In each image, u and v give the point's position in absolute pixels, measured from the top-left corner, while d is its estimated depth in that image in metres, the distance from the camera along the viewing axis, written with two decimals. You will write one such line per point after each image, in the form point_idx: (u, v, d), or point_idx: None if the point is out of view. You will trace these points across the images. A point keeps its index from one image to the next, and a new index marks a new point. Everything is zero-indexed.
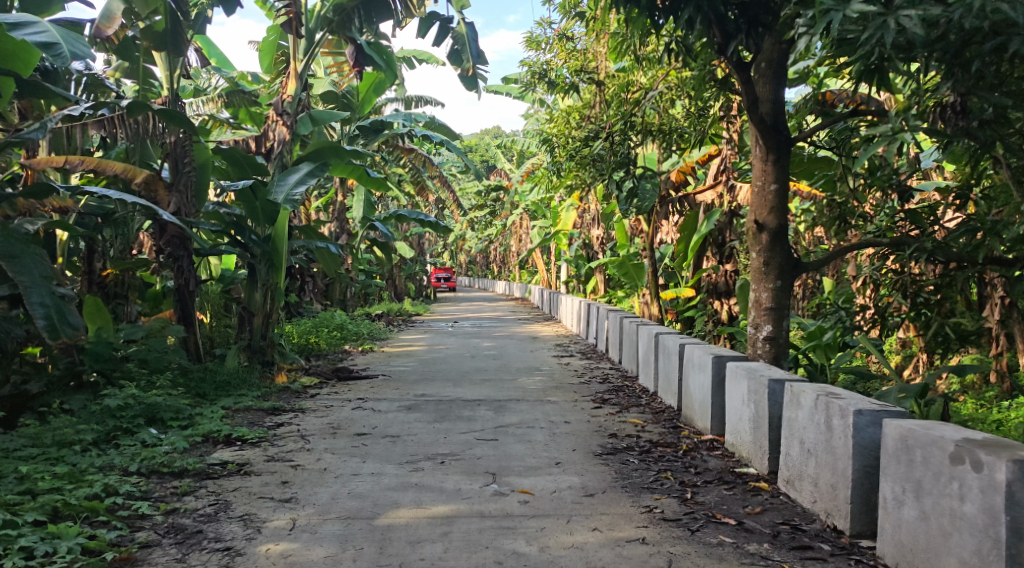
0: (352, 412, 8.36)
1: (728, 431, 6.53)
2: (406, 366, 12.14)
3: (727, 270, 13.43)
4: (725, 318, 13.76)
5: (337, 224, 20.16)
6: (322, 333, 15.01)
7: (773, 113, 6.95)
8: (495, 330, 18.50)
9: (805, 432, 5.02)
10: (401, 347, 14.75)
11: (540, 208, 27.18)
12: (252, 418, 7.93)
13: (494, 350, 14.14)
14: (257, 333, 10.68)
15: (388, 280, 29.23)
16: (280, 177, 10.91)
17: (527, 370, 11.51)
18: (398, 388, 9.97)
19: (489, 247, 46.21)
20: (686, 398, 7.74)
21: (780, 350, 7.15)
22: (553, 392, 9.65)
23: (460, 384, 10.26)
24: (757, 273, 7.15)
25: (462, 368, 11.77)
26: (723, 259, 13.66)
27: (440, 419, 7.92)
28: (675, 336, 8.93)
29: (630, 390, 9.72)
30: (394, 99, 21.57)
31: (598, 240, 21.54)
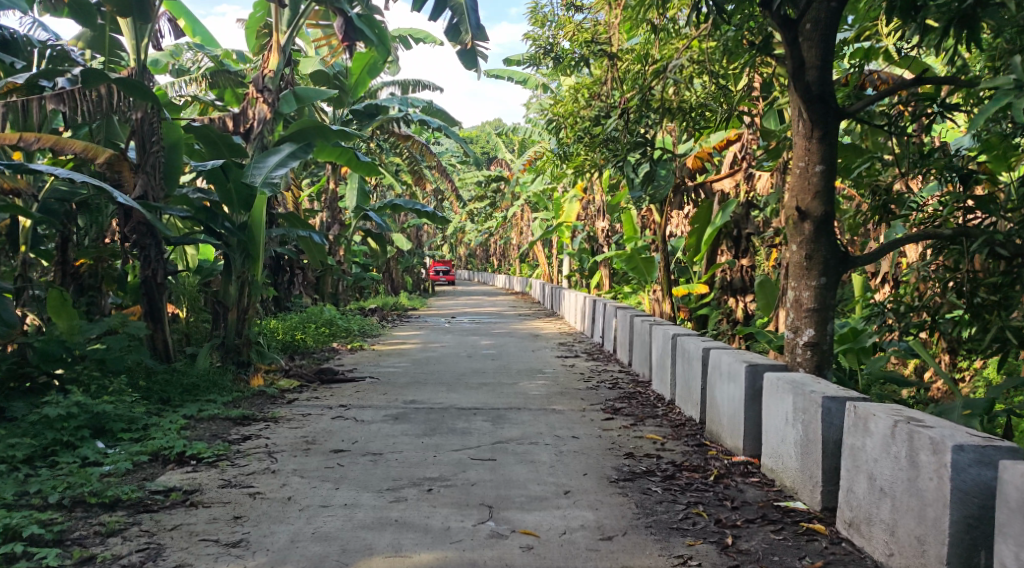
0: (331, 423, 7.40)
1: (766, 453, 5.57)
2: (397, 367, 11.15)
3: (744, 265, 12.64)
4: (740, 317, 12.89)
5: (330, 214, 19.18)
6: (310, 330, 14.05)
7: (820, 82, 5.96)
8: (494, 327, 17.51)
9: (876, 466, 4.08)
10: (393, 346, 13.77)
11: (542, 198, 26.19)
12: (216, 430, 6.97)
13: (493, 349, 13.17)
14: (232, 330, 9.70)
15: (384, 273, 28.26)
16: (259, 158, 9.94)
17: (529, 372, 10.54)
18: (386, 393, 9.00)
19: (490, 239, 45.19)
20: (711, 411, 6.78)
21: (824, 358, 6.15)
22: (557, 399, 8.69)
23: (455, 388, 9.30)
24: (797, 268, 6.15)
25: (459, 369, 10.81)
26: (739, 254, 12.86)
27: (430, 433, 6.95)
28: (697, 338, 7.96)
29: (643, 398, 8.75)
30: (391, 84, 20.58)
31: (603, 232, 20.56)
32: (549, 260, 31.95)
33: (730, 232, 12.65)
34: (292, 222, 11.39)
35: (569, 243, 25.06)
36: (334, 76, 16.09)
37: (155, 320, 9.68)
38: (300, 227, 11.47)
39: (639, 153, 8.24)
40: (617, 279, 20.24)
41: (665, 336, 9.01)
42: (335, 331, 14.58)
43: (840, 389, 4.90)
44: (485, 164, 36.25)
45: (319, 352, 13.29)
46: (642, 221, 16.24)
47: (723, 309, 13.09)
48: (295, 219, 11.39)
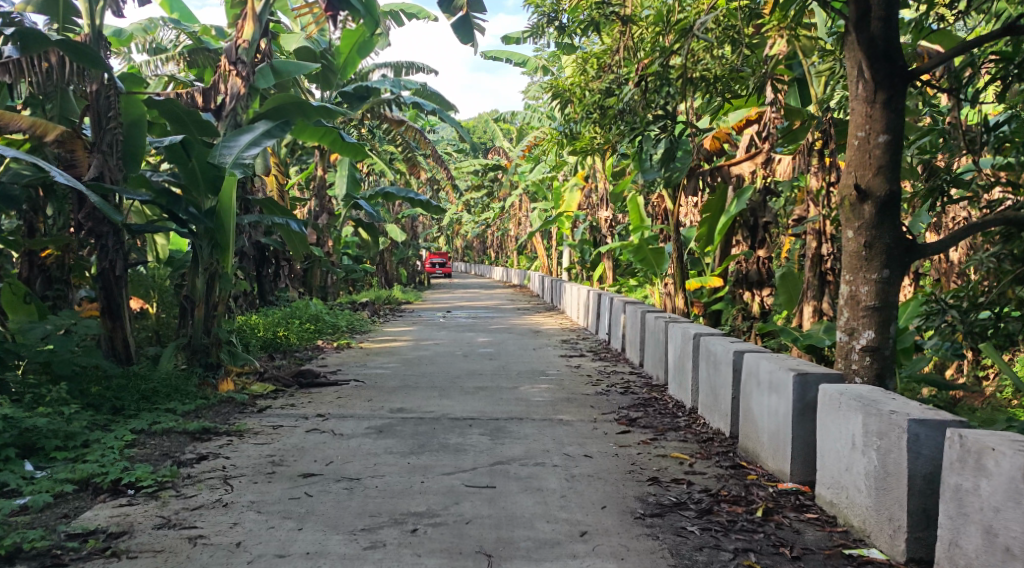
0: (305, 437, 6.40)
1: (822, 482, 4.61)
2: (385, 368, 10.14)
3: (761, 256, 11.73)
4: (756, 312, 11.92)
5: (318, 202, 18.15)
6: (293, 325, 13.02)
7: (886, 34, 4.98)
8: (492, 322, 16.52)
9: (1001, 518, 3.14)
10: (383, 343, 12.77)
11: (541, 187, 25.19)
12: (168, 447, 5.98)
13: (491, 348, 12.18)
14: (199, 330, 8.64)
15: (377, 265, 27.24)
16: (230, 137, 8.92)
17: (531, 374, 9.54)
18: (371, 400, 8.02)
19: (487, 230, 44.20)
20: (746, 425, 5.80)
21: (886, 366, 5.15)
22: (564, 407, 7.70)
23: (449, 394, 8.31)
24: (853, 259, 5.15)
25: (453, 371, 9.81)
26: (756, 245, 11.97)
27: (418, 451, 5.97)
28: (723, 339, 6.96)
29: (661, 405, 7.77)
30: (383, 65, 19.55)
31: (606, 222, 19.57)
32: (548, 251, 30.96)
33: (745, 220, 11.90)
34: (271, 210, 10.42)
35: (569, 233, 24.06)
36: (320, 54, 15.08)
37: (114, 318, 8.61)
38: (284, 216, 10.50)
39: (660, 126, 7.28)
40: (621, 271, 19.27)
41: (682, 335, 8.03)
42: (321, 327, 13.57)
43: (925, 408, 3.94)
44: (483, 152, 35.23)
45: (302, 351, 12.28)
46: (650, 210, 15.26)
47: (740, 304, 12.12)
48: (274, 207, 10.41)
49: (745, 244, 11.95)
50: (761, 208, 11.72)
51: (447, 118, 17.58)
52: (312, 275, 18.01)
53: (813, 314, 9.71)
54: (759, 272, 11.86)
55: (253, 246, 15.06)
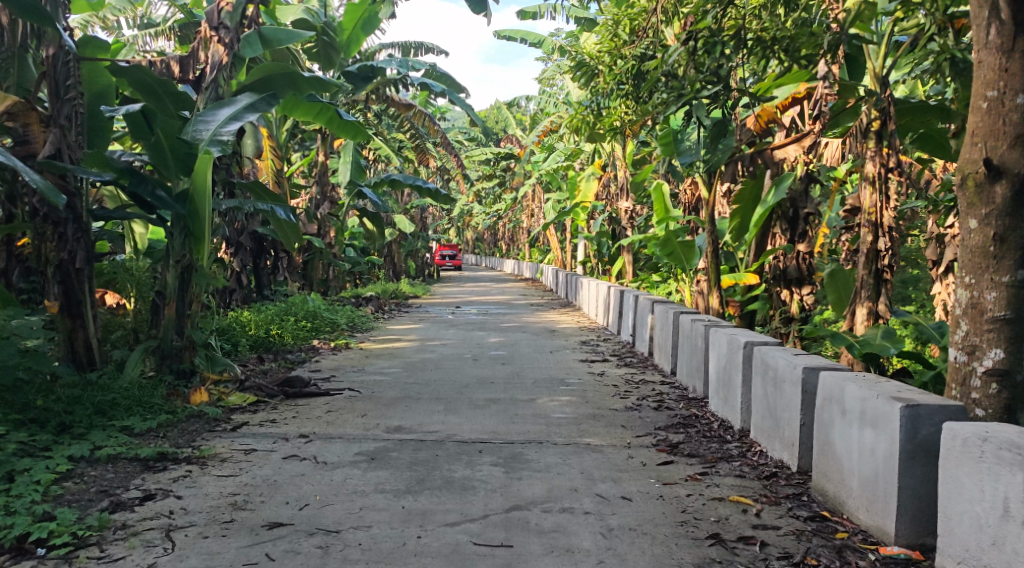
0: (279, 466, 5.29)
1: (947, 553, 3.51)
2: (385, 374, 9.00)
3: (802, 251, 10.56)
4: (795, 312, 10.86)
5: (320, 189, 17.05)
6: (287, 323, 11.93)
7: None
8: (504, 320, 15.39)
9: None
10: (386, 343, 11.63)
11: (555, 177, 24.04)
12: (108, 481, 4.87)
13: (505, 350, 11.04)
14: (170, 331, 7.49)
15: (384, 257, 26.13)
16: (208, 110, 7.77)
17: (548, 384, 8.39)
18: (366, 415, 6.91)
19: (498, 222, 43.08)
20: (822, 463, 4.68)
21: (1018, 396, 3.99)
22: (590, 427, 6.55)
23: (456, 409, 7.18)
24: (976, 254, 4.00)
25: (461, 379, 8.68)
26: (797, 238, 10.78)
27: (417, 489, 4.84)
28: (783, 351, 5.81)
29: (705, 426, 6.60)
30: (391, 45, 18.41)
31: (625, 213, 18.43)
32: (562, 243, 29.79)
33: (784, 212, 10.72)
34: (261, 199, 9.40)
35: (585, 225, 22.90)
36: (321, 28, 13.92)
37: (74, 314, 7.46)
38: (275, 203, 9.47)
39: (709, 95, 6.14)
40: (642, 266, 18.13)
41: (728, 343, 6.87)
42: (318, 324, 12.47)
43: None
44: (495, 141, 34.07)
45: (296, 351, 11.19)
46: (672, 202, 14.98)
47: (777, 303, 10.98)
48: (264, 194, 9.37)
49: (784, 237, 10.82)
50: (803, 198, 10.58)
51: (458, 101, 16.44)
52: (313, 268, 16.91)
53: (868, 317, 8.28)
54: (799, 268, 10.74)
55: (248, 236, 13.98)
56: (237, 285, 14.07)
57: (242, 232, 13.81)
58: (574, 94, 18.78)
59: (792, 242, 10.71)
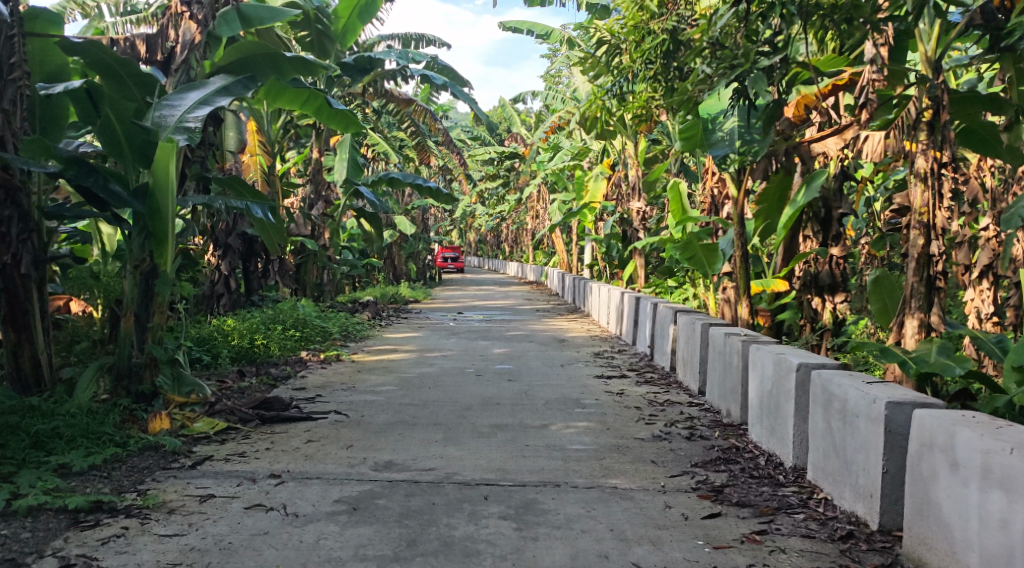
0: (238, 520, 4.31)
1: None
2: (378, 394, 8.01)
3: (838, 256, 9.72)
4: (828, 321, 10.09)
5: (314, 188, 15.94)
6: (274, 332, 10.96)
7: None
8: (509, 327, 14.42)
9: None
10: (381, 354, 10.66)
11: (561, 177, 23.07)
12: (20, 545, 3.90)
13: (511, 363, 10.08)
14: (128, 344, 6.46)
15: (383, 259, 25.22)
16: (176, 93, 6.72)
17: (562, 407, 7.41)
18: (352, 446, 5.92)
19: (502, 224, 42.13)
20: (920, 527, 3.77)
21: None
22: (615, 464, 5.57)
23: (456, 439, 6.19)
24: None
25: (463, 399, 7.70)
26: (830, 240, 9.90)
27: (406, 557, 3.86)
28: (851, 378, 4.84)
29: (750, 462, 5.61)
30: (390, 36, 17.44)
31: (637, 214, 17.44)
32: (568, 245, 28.83)
33: (815, 212, 9.86)
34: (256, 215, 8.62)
35: (593, 226, 21.89)
36: (315, 17, 13.08)
37: (19, 329, 6.43)
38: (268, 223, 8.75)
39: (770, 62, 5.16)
40: (654, 270, 17.16)
41: (773, 363, 5.90)
42: (308, 333, 11.49)
43: None
44: (499, 140, 33.13)
45: (283, 363, 10.23)
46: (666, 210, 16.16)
47: (807, 312, 10.12)
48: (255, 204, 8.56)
49: (816, 240, 9.95)
50: (837, 197, 9.73)
51: (461, 95, 15.47)
52: (306, 271, 15.91)
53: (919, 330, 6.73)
54: (831, 273, 9.94)
55: (236, 237, 13.05)
56: (223, 289, 13.16)
57: (229, 232, 12.90)
58: (583, 88, 17.83)
59: (825, 246, 9.83)
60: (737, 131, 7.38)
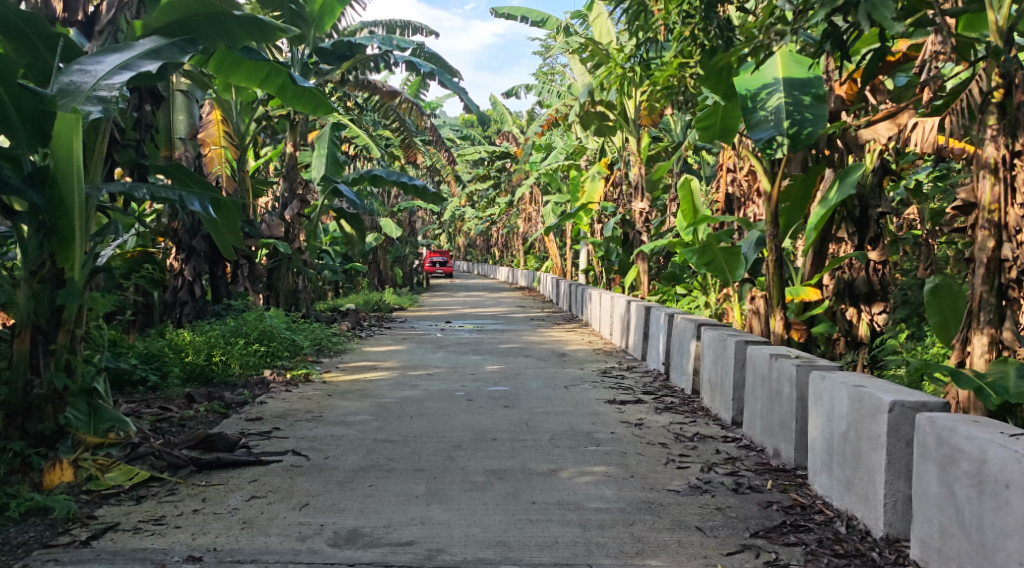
0: None
1: None
2: (348, 424, 6.67)
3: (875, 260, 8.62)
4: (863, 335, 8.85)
5: (287, 186, 14.43)
6: (236, 347, 9.58)
7: None
8: (503, 339, 13.09)
9: None
10: (358, 373, 9.31)
11: (555, 177, 21.78)
12: None
13: (508, 383, 8.76)
14: (21, 373, 5.05)
15: (368, 264, 23.90)
16: (94, 56, 5.40)
17: (572, 445, 6.09)
18: (308, 505, 4.59)
19: (491, 227, 40.78)
20: None
21: None
22: (650, 533, 4.26)
23: (443, 493, 4.88)
24: None
25: (451, 433, 6.38)
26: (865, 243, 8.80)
27: None
28: (978, 426, 3.63)
29: (827, 530, 4.35)
30: (372, 22, 16.04)
31: (640, 215, 16.13)
32: (561, 250, 27.53)
33: (849, 211, 8.77)
34: (216, 223, 7.10)
35: (589, 229, 20.56)
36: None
37: None
38: (227, 233, 7.30)
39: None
40: (658, 277, 15.89)
41: (847, 397, 4.63)
42: (276, 346, 10.11)
43: None
44: (489, 140, 31.86)
45: (245, 382, 8.87)
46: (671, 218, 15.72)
47: (840, 323, 8.82)
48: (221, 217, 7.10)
49: (850, 242, 8.79)
50: (876, 193, 8.62)
51: (449, 84, 14.13)
52: (279, 277, 14.44)
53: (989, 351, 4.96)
54: (868, 280, 8.80)
55: (202, 240, 11.77)
56: (187, 296, 11.90)
57: (192, 233, 11.84)
58: (581, 80, 16.57)
59: (860, 249, 8.69)
60: (785, 109, 6.11)
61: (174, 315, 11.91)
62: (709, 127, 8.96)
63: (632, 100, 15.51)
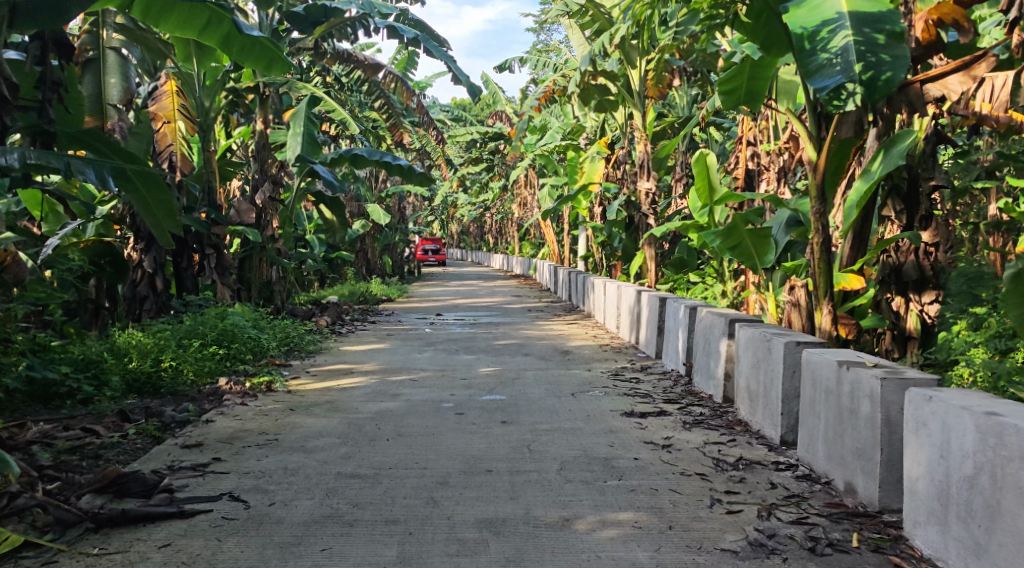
0: None
1: None
2: (307, 450, 5.38)
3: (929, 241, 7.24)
4: (916, 327, 7.47)
5: (258, 168, 13.08)
6: (190, 350, 8.27)
7: None
8: (498, 334, 11.80)
9: None
10: (331, 380, 8.03)
11: (550, 159, 20.45)
12: None
13: (504, 390, 7.48)
14: None
15: (355, 252, 22.63)
16: None
17: (587, 479, 4.83)
18: None
19: (485, 212, 39.46)
20: None
21: None
22: None
23: (420, 562, 3.61)
24: None
25: (435, 464, 5.10)
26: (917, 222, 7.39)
27: None
28: None
29: None
30: None
31: (645, 195, 14.71)
32: (557, 235, 26.25)
33: (894, 184, 7.39)
34: (144, 206, 6.56)
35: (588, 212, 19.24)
36: None
37: None
38: (160, 217, 6.73)
39: None
40: (666, 263, 14.61)
41: (973, 429, 3.42)
42: (237, 348, 8.79)
43: None
44: (481, 122, 30.52)
45: (198, 391, 7.59)
46: (678, 199, 14.43)
47: (886, 317, 7.48)
48: (148, 200, 6.56)
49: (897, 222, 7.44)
50: (930, 164, 7.22)
51: (436, 52, 12.76)
52: (251, 268, 13.11)
53: None
54: (918, 265, 7.37)
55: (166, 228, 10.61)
56: (148, 289, 10.64)
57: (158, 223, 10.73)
58: (580, 50, 15.25)
59: (908, 228, 7.33)
60: (854, 50, 4.81)
61: (134, 311, 10.66)
62: (735, 90, 7.72)
63: (636, 70, 14.16)
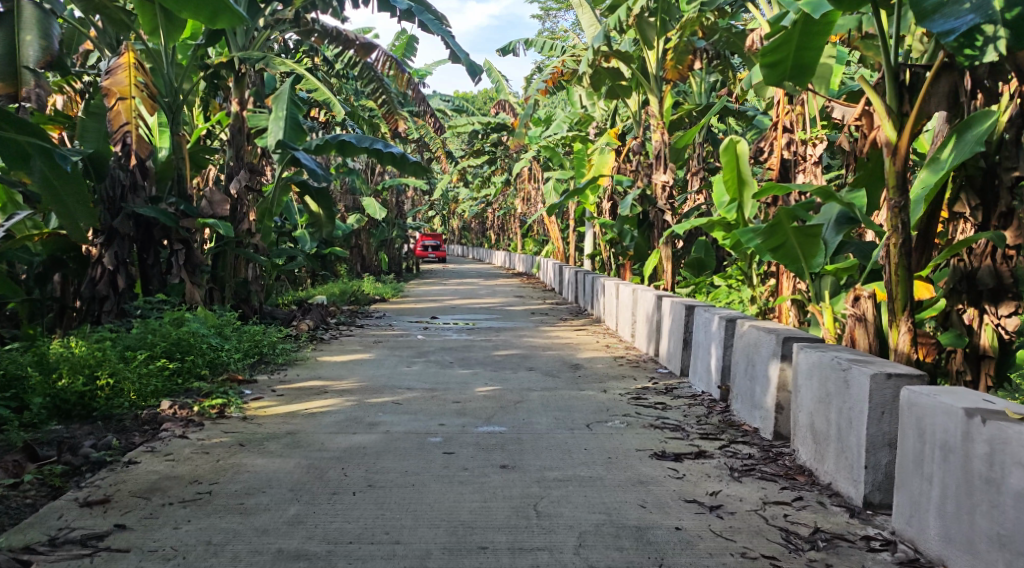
0: None
1: None
2: (245, 511, 4.10)
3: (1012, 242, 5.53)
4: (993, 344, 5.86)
5: (233, 154, 11.80)
6: (133, 364, 6.99)
7: None
8: (498, 342, 10.50)
9: None
10: (299, 402, 6.73)
11: (556, 151, 19.14)
12: None
13: (504, 419, 6.18)
14: None
15: (348, 248, 21.31)
16: None
17: (616, 564, 3.55)
18: None
19: (487, 208, 38.09)
20: None
21: None
22: None
23: None
24: None
25: (411, 536, 3.82)
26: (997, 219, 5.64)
27: None
28: None
29: None
30: None
31: (661, 189, 13.01)
32: (562, 231, 24.92)
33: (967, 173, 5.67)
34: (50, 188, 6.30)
35: (597, 208, 17.94)
36: None
37: None
38: (70, 203, 6.48)
39: None
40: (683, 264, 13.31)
41: None
42: (192, 361, 7.50)
43: None
44: (484, 114, 29.17)
45: (137, 416, 6.29)
46: (697, 194, 13.11)
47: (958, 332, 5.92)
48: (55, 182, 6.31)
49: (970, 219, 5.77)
50: (1012, 150, 5.47)
51: (432, 26, 11.46)
52: (225, 265, 11.79)
53: None
54: (995, 271, 5.73)
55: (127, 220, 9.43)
56: (108, 288, 9.22)
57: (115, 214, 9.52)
58: (591, 30, 13.94)
59: (984, 226, 5.69)
60: None
61: (92, 313, 9.23)
62: (780, 62, 6.45)
63: (652, 50, 12.70)
